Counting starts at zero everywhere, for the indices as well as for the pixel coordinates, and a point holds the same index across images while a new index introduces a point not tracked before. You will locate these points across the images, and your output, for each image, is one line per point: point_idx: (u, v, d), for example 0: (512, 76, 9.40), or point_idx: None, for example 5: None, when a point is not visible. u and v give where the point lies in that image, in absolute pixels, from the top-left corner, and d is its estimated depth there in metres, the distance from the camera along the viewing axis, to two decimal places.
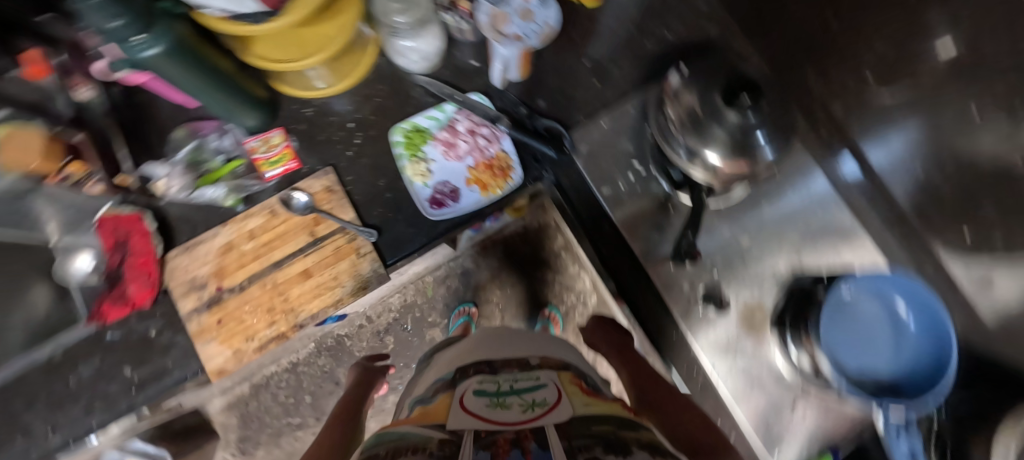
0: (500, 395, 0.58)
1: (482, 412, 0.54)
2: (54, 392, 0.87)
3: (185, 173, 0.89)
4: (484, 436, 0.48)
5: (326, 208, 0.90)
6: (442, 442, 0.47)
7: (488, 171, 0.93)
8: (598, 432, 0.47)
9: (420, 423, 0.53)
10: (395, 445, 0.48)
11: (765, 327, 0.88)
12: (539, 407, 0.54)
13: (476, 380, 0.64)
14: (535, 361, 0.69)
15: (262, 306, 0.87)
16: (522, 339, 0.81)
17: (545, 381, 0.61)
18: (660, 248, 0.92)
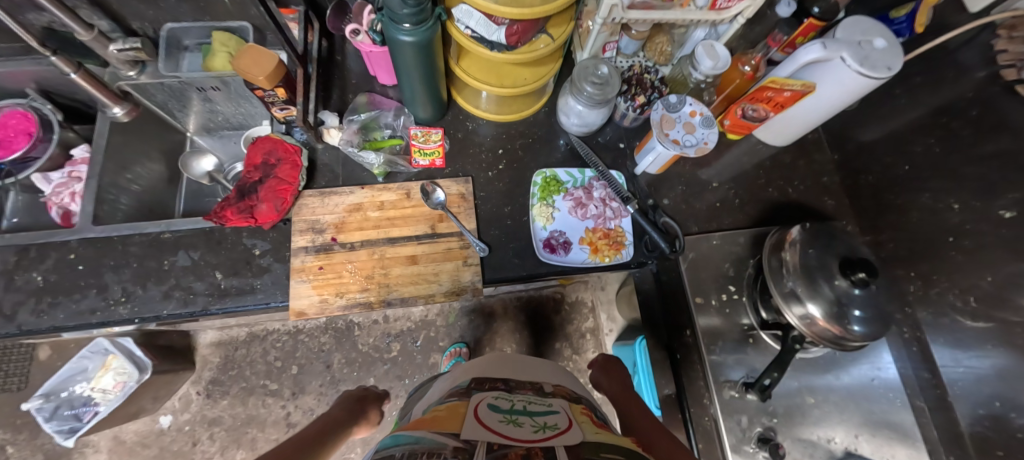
0: (512, 413, 0.61)
1: (494, 425, 0.57)
2: (145, 266, 0.91)
3: (359, 131, 0.98)
4: (496, 449, 0.51)
5: (455, 212, 0.97)
6: (456, 448, 0.50)
7: (603, 241, 1.00)
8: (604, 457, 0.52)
9: (436, 429, 0.55)
10: (412, 448, 0.51)
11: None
12: (548, 427, 0.58)
13: (491, 396, 0.66)
14: (548, 387, 0.73)
15: (364, 271, 0.92)
16: (533, 368, 0.79)
17: (555, 406, 0.65)
18: (723, 376, 0.92)
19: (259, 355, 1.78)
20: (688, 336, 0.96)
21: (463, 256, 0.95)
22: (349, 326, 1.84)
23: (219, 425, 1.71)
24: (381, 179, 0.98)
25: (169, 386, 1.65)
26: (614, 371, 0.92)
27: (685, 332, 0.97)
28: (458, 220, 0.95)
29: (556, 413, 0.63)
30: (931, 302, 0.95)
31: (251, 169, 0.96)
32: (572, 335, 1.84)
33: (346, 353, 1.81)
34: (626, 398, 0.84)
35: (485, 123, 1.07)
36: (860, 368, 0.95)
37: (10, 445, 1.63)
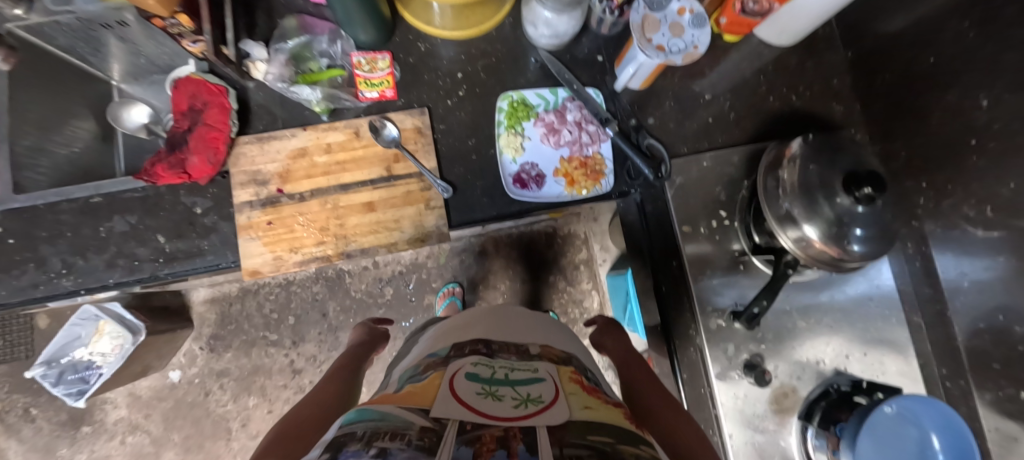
0: (492, 384, 0.47)
1: (469, 399, 0.43)
2: (80, 235, 0.83)
3: (286, 63, 0.83)
4: (469, 431, 0.37)
5: (412, 149, 0.87)
6: (423, 431, 0.36)
7: (578, 172, 0.92)
8: (596, 444, 0.37)
9: (404, 405, 0.41)
10: (375, 426, 0.37)
11: (790, 418, 0.84)
12: (532, 401, 0.44)
13: (470, 363, 0.52)
14: (535, 348, 0.59)
15: (318, 223, 0.85)
16: (521, 326, 0.65)
17: (541, 372, 0.51)
18: (709, 306, 0.86)
19: (255, 308, 1.73)
20: (672, 265, 0.91)
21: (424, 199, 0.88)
22: (340, 274, 1.74)
23: (228, 376, 1.71)
24: (325, 118, 0.87)
25: (170, 344, 1.63)
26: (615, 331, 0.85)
27: (670, 261, 0.92)
28: (415, 159, 0.85)
29: (543, 381, 0.49)
30: (934, 215, 0.85)
31: (177, 117, 0.85)
32: (566, 268, 1.72)
33: (341, 301, 1.74)
34: (632, 363, 0.75)
35: (439, 42, 0.92)
36: (856, 286, 0.90)
37: (33, 407, 1.67)
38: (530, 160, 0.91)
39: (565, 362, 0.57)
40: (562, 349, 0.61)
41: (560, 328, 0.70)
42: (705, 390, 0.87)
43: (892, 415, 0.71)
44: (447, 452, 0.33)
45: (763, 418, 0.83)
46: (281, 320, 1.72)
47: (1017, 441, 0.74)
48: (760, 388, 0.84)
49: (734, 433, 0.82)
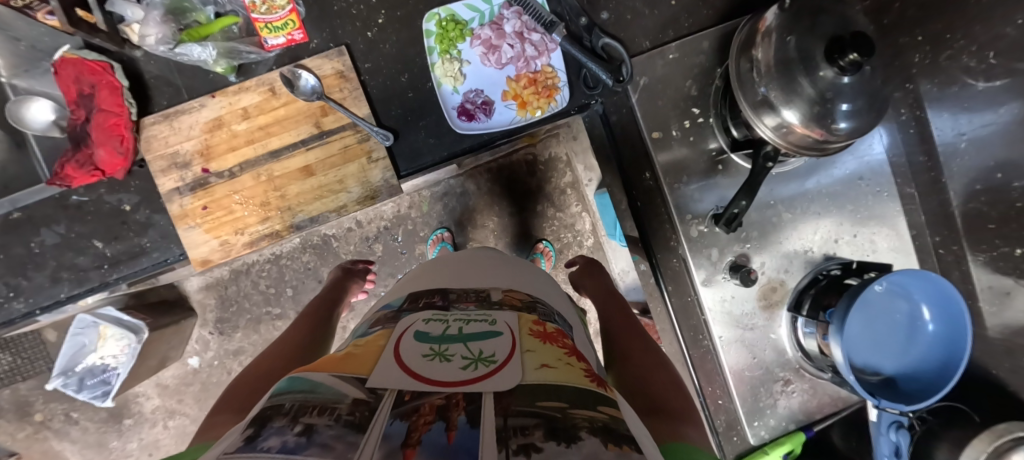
0: (442, 341, 0.42)
1: (410, 363, 0.38)
2: (13, 255, 0.78)
3: (164, 20, 0.71)
4: (407, 402, 0.31)
5: (338, 98, 0.79)
6: (355, 404, 0.29)
7: (528, 91, 0.83)
8: (545, 410, 0.31)
9: (339, 373, 0.35)
10: (305, 398, 0.30)
11: (778, 315, 0.82)
12: (484, 362, 0.38)
13: (422, 320, 0.47)
14: (498, 294, 0.56)
15: (256, 198, 0.81)
16: (483, 273, 0.62)
17: (500, 325, 0.46)
18: (688, 214, 0.81)
19: (252, 286, 1.51)
20: (646, 179, 0.82)
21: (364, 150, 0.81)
22: (325, 240, 1.53)
23: (244, 354, 1.55)
24: (232, 79, 0.77)
25: (178, 335, 1.45)
26: (598, 271, 0.91)
27: (644, 176, 0.83)
28: (343, 109, 0.77)
29: (498, 337, 0.43)
30: (934, 71, 0.75)
31: (71, 107, 0.74)
32: (552, 194, 1.56)
33: (332, 265, 1.54)
34: (611, 296, 0.80)
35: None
36: (845, 166, 0.83)
37: (73, 411, 1.53)
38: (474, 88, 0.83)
39: (530, 308, 0.53)
40: (528, 294, 0.57)
41: (535, 269, 0.66)
42: (691, 298, 0.83)
43: (881, 292, 0.73)
44: (375, 432, 0.26)
45: (750, 315, 0.82)
46: (276, 294, 1.52)
47: (1010, 295, 0.72)
48: (747, 288, 0.81)
49: (724, 335, 0.82)
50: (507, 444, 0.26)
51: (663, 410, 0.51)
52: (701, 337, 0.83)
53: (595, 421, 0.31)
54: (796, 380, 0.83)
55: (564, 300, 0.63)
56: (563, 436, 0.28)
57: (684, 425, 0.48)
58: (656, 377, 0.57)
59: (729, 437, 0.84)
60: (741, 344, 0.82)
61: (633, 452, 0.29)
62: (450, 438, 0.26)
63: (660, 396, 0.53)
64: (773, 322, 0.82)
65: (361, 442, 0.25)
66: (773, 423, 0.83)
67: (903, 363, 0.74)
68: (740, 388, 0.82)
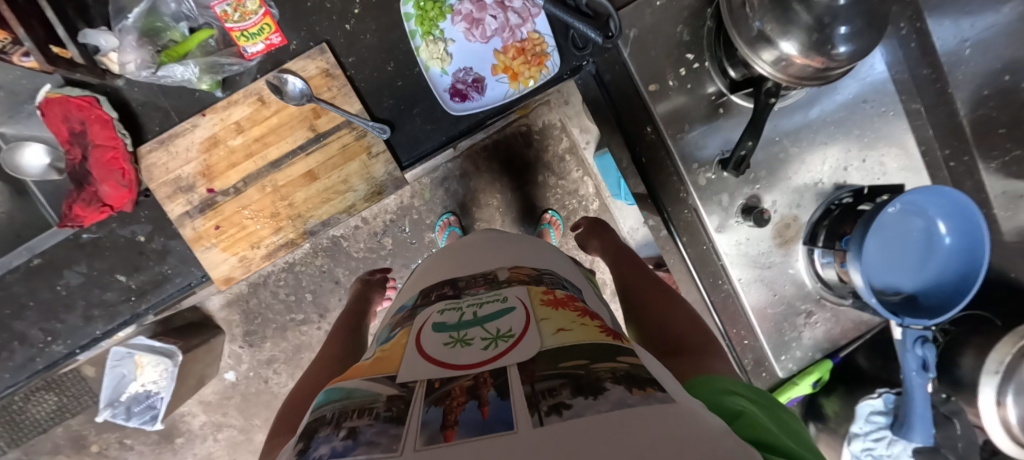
0: (460, 327, 0.40)
1: (433, 349, 0.36)
2: (42, 300, 0.79)
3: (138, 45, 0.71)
4: (438, 389, 0.29)
5: (327, 97, 0.78)
6: (392, 399, 0.29)
7: (514, 60, 0.82)
8: (570, 370, 0.29)
9: (371, 375, 0.35)
10: (343, 404, 0.30)
11: (793, 249, 0.83)
12: (503, 337, 0.36)
13: (441, 311, 0.44)
14: (503, 273, 0.53)
15: (262, 208, 0.82)
16: (488, 252, 0.59)
17: (512, 299, 0.43)
18: (695, 161, 0.81)
19: (271, 297, 1.55)
20: (648, 134, 0.81)
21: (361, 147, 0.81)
22: (335, 241, 1.54)
23: (277, 361, 1.59)
24: (217, 95, 0.76)
25: (211, 353, 1.49)
26: (605, 233, 0.89)
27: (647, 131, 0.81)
28: (336, 109, 0.77)
29: (513, 311, 0.40)
30: None
31: (65, 147, 0.74)
32: (551, 163, 1.54)
33: (346, 265, 1.55)
34: (620, 257, 0.79)
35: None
36: (847, 89, 0.79)
37: (126, 438, 1.59)
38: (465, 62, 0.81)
39: (537, 279, 0.50)
40: (532, 267, 0.55)
41: (541, 241, 0.63)
42: (705, 246, 0.83)
43: (895, 214, 0.73)
44: (413, 421, 0.25)
45: (767, 254, 0.83)
46: (297, 300, 1.57)
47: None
48: (761, 229, 0.82)
49: (742, 276, 0.83)
50: (540, 406, 0.24)
51: (683, 349, 0.52)
52: (722, 284, 0.84)
53: (618, 370, 0.29)
54: (818, 311, 0.84)
55: (573, 270, 0.60)
56: (591, 388, 0.26)
57: (707, 359, 0.50)
58: (677, 323, 0.58)
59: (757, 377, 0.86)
60: (765, 284, 0.84)
61: (662, 392, 0.27)
62: (485, 412, 0.25)
63: (679, 337, 0.55)
64: (790, 258, 0.83)
65: (402, 430, 0.24)
66: (801, 354, 0.86)
67: (922, 280, 0.75)
68: (764, 327, 0.84)
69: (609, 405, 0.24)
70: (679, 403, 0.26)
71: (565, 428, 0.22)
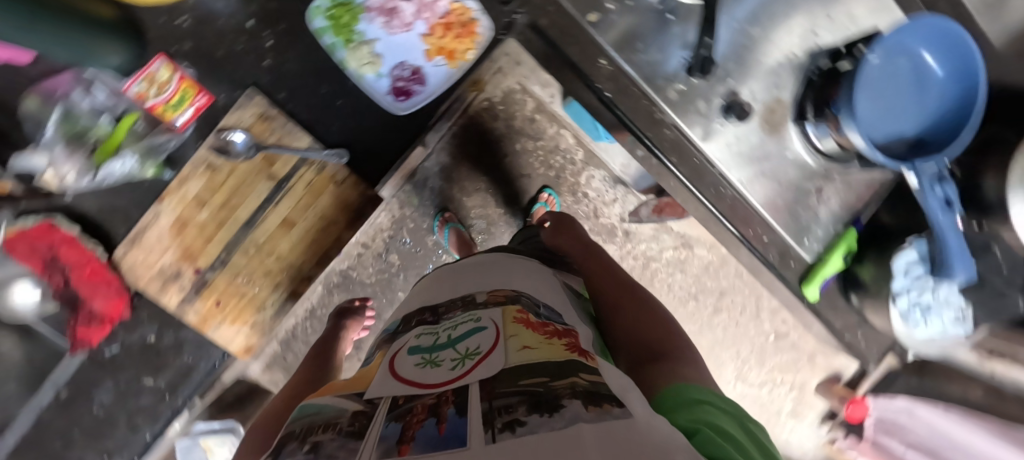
0: (433, 349, 0.38)
1: (404, 368, 0.36)
2: (84, 425, 0.91)
3: (72, 152, 0.72)
4: (401, 405, 0.29)
5: (271, 143, 0.78)
6: (357, 413, 0.30)
7: (437, 43, 0.78)
8: (529, 387, 0.28)
9: (343, 392, 0.36)
10: (311, 423, 0.31)
11: (787, 138, 0.79)
12: (470, 356, 0.35)
13: (416, 335, 0.43)
14: (483, 295, 0.48)
15: (253, 265, 0.83)
16: (467, 273, 0.54)
17: (485, 320, 0.41)
18: (661, 78, 0.76)
19: None
20: (603, 65, 0.76)
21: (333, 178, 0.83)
22: None
23: None
24: (165, 175, 0.77)
25: None
26: (571, 225, 0.79)
27: (612, 64, 0.68)
28: (285, 150, 0.78)
29: (483, 329, 0.39)
30: None
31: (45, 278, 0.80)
32: (523, 129, 1.21)
33: None
34: (592, 257, 0.70)
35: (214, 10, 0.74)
36: None
37: None
38: (396, 64, 0.78)
39: (518, 298, 0.46)
40: (514, 287, 0.49)
41: (525, 260, 0.57)
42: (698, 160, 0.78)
43: (878, 64, 0.69)
44: (371, 436, 0.26)
45: (761, 150, 0.79)
46: None
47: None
48: (746, 123, 0.78)
49: (741, 178, 0.79)
50: (494, 424, 0.24)
51: (653, 356, 0.51)
52: (721, 192, 0.79)
53: (579, 387, 0.28)
54: (827, 188, 0.81)
55: (549, 277, 0.55)
56: (549, 406, 0.25)
57: (676, 366, 0.48)
58: (644, 327, 0.56)
59: (778, 271, 0.81)
60: (764, 181, 0.80)
61: (621, 407, 0.26)
62: (442, 428, 0.25)
63: (648, 344, 0.53)
64: (787, 147, 0.79)
65: (360, 445, 0.25)
66: (820, 237, 0.81)
67: (925, 119, 0.71)
68: (780, 218, 0.80)
69: (563, 422, 0.23)
70: (642, 420, 0.25)
71: (519, 444, 0.22)
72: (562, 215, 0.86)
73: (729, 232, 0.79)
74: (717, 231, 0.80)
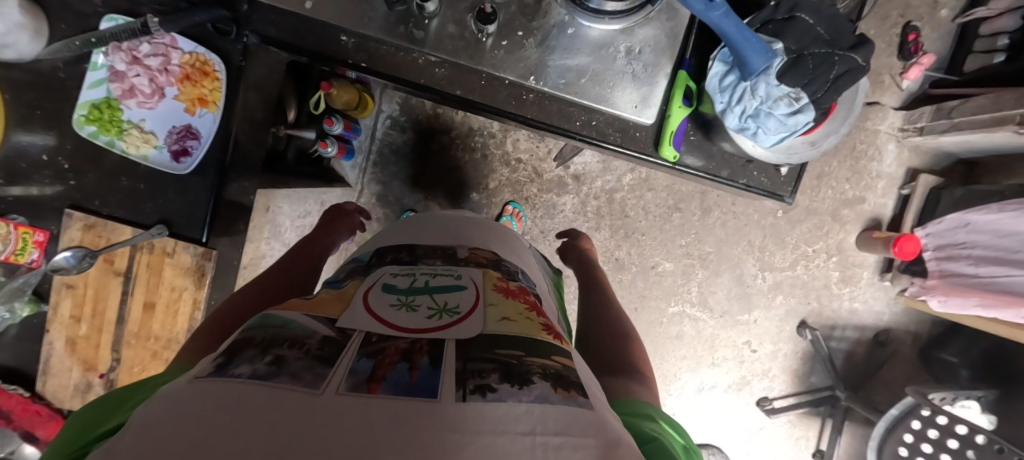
0: (408, 294, 0.24)
1: (375, 303, 0.23)
2: None
3: None
4: (376, 344, 0.19)
5: (111, 243, 0.45)
6: (328, 338, 0.19)
7: (209, 90, 0.45)
8: (501, 357, 0.19)
9: (300, 305, 0.23)
10: (263, 332, 0.19)
11: (664, 60, 0.39)
12: (449, 310, 0.23)
13: (388, 271, 0.27)
14: (462, 251, 0.30)
15: (149, 364, 0.48)
16: (436, 222, 0.35)
17: (465, 278, 0.26)
18: (523, 35, 0.38)
19: None
20: (432, 27, 0.38)
21: (194, 271, 0.47)
22: None
23: None
24: (46, 308, 0.46)
25: None
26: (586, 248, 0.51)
27: (426, 63, 0.40)
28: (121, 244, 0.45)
29: (461, 289, 0.25)
30: None
31: None
32: None
33: None
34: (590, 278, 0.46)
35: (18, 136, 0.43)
36: None
37: None
38: (182, 136, 0.46)
39: (501, 266, 0.29)
40: (496, 250, 0.32)
41: (513, 232, 0.37)
42: None
43: None
44: (341, 370, 0.17)
45: (638, 56, 0.39)
46: None
47: None
48: None
49: None
50: (462, 383, 0.17)
51: (609, 370, 0.31)
52: (596, 122, 0.41)
53: (550, 368, 0.19)
54: None
55: (531, 256, 0.37)
56: (519, 376, 0.18)
57: (625, 381, 0.29)
58: (611, 335, 0.36)
59: (747, 182, 0.42)
60: (652, 109, 0.39)
61: (584, 395, 0.18)
62: (413, 373, 0.17)
63: (611, 354, 0.33)
64: (646, 53, 0.38)
65: (329, 375, 0.16)
66: (731, 151, 0.40)
67: None
68: None
69: (532, 397, 0.16)
70: (605, 416, 0.18)
71: (473, 425, 0.15)
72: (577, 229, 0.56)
73: (641, 141, 0.41)
74: (715, 200, 0.72)
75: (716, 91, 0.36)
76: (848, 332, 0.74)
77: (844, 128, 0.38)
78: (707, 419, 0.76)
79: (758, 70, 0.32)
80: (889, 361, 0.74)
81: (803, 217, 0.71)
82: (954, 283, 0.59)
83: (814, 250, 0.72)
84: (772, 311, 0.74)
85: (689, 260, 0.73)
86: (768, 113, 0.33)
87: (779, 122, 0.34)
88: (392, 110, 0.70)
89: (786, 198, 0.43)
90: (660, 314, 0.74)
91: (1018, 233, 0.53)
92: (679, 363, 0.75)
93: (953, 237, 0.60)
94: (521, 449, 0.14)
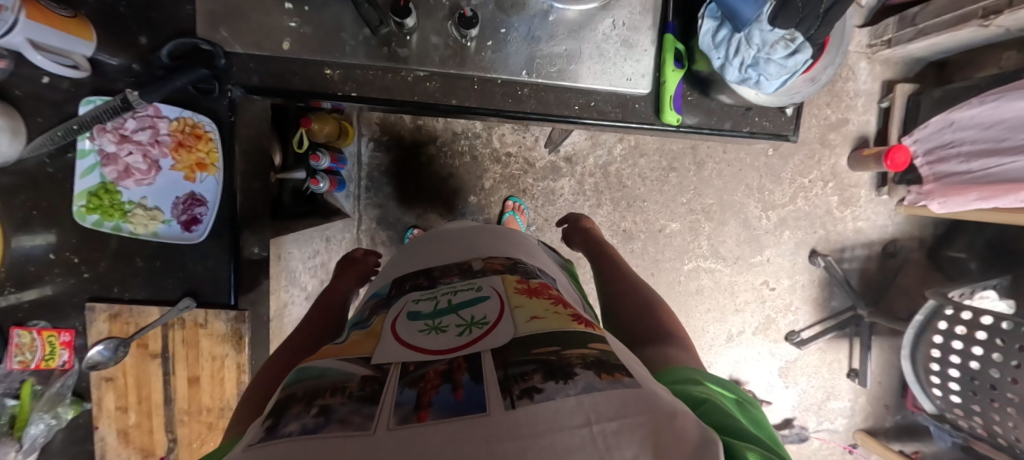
0: (436, 315, 0.24)
1: (403, 332, 0.22)
2: None
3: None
4: (413, 371, 0.18)
5: (140, 327, 0.41)
6: (367, 377, 0.18)
7: (206, 152, 0.40)
8: (542, 355, 0.18)
9: (335, 353, 0.22)
10: (306, 388, 0.18)
11: (647, 27, 0.40)
12: (477, 322, 0.22)
13: (411, 298, 0.26)
14: (478, 263, 0.30)
15: (207, 436, 0.44)
16: (445, 238, 0.34)
17: (486, 288, 0.26)
18: (506, 32, 0.39)
19: None
20: (414, 43, 0.38)
21: (232, 337, 0.42)
22: None
23: None
24: (91, 406, 0.42)
25: None
26: (586, 232, 0.50)
27: (417, 79, 0.40)
28: (150, 326, 0.40)
29: (484, 299, 0.24)
30: None
31: None
32: None
33: None
34: (602, 258, 0.45)
35: (19, 241, 0.38)
36: None
37: None
38: (189, 205, 0.41)
39: (518, 268, 0.29)
40: (510, 255, 0.31)
41: (521, 232, 0.37)
42: None
43: None
44: (385, 406, 0.16)
45: (624, 29, 0.40)
46: None
47: None
48: None
49: None
50: (508, 390, 0.16)
51: (641, 341, 0.32)
52: (593, 103, 0.41)
53: (589, 356, 0.19)
54: None
55: (542, 250, 0.36)
56: (562, 371, 0.17)
57: (660, 349, 0.30)
58: (635, 304, 0.36)
59: (751, 129, 0.43)
60: (645, 79, 0.41)
61: (629, 375, 0.18)
62: (458, 392, 0.16)
63: (639, 323, 0.34)
64: (630, 24, 0.40)
65: (376, 412, 0.15)
66: (731, 102, 0.41)
67: None
68: None
69: (580, 388, 0.16)
70: (656, 390, 0.17)
71: (531, 430, 0.14)
72: (575, 214, 0.56)
73: (642, 113, 0.42)
74: (707, 152, 0.72)
75: (711, 48, 0.36)
76: (857, 251, 0.76)
77: (839, 59, 0.38)
78: (742, 363, 0.77)
79: (750, 20, 0.33)
80: (902, 270, 0.77)
81: (793, 150, 0.73)
82: (950, 183, 0.61)
83: (810, 180, 0.74)
84: (782, 247, 0.75)
85: (694, 216, 0.74)
86: (767, 59, 0.34)
87: (779, 66, 0.34)
88: (371, 132, 0.69)
89: (791, 137, 0.43)
90: (677, 273, 0.75)
91: (1003, 121, 0.55)
92: (705, 316, 0.76)
93: (940, 139, 0.62)
94: (582, 446, 0.14)
